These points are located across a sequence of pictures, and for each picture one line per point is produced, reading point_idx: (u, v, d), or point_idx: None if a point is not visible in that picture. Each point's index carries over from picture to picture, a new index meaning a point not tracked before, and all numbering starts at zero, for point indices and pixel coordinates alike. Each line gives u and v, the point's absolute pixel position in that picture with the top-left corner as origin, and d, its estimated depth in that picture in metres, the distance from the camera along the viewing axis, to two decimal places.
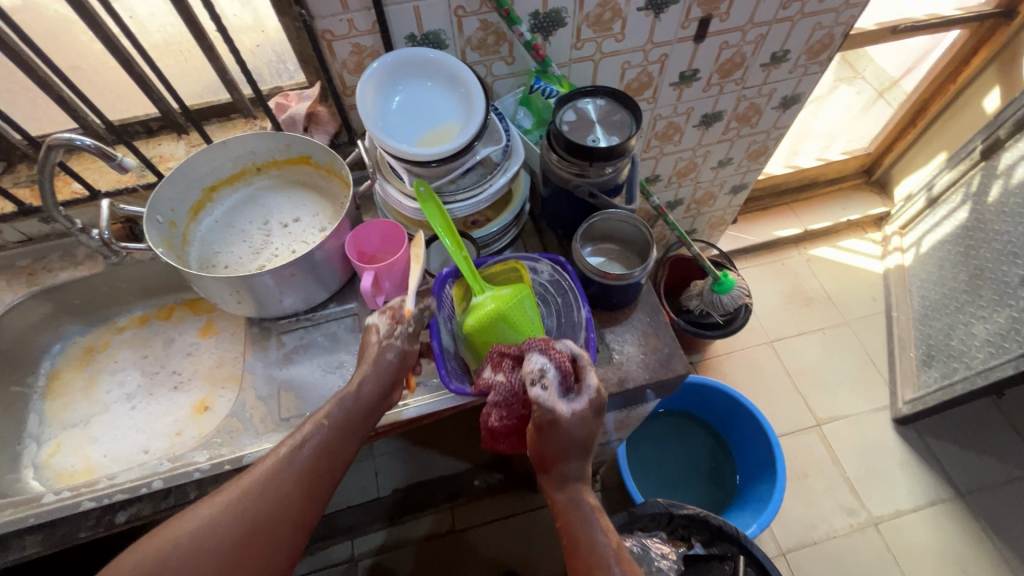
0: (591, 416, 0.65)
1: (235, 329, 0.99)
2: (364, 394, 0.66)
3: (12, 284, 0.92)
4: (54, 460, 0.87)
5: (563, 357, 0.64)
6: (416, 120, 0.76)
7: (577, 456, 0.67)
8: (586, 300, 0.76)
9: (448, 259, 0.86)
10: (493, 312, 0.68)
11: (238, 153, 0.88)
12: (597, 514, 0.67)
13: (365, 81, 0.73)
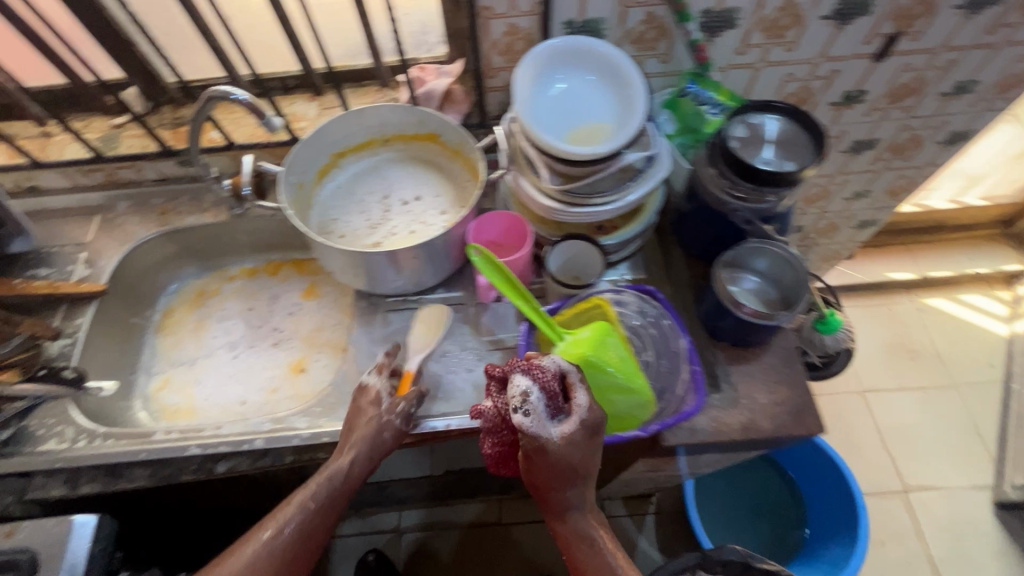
0: (584, 438, 0.60)
1: (337, 296, 0.99)
2: (353, 472, 0.66)
3: (145, 221, 0.95)
4: (160, 395, 0.91)
5: (550, 377, 0.58)
6: (567, 114, 0.71)
7: (574, 488, 0.64)
8: (684, 328, 0.72)
9: (566, 265, 0.79)
10: (578, 358, 0.64)
11: (372, 123, 0.87)
12: (601, 539, 0.66)
13: (528, 66, 0.68)
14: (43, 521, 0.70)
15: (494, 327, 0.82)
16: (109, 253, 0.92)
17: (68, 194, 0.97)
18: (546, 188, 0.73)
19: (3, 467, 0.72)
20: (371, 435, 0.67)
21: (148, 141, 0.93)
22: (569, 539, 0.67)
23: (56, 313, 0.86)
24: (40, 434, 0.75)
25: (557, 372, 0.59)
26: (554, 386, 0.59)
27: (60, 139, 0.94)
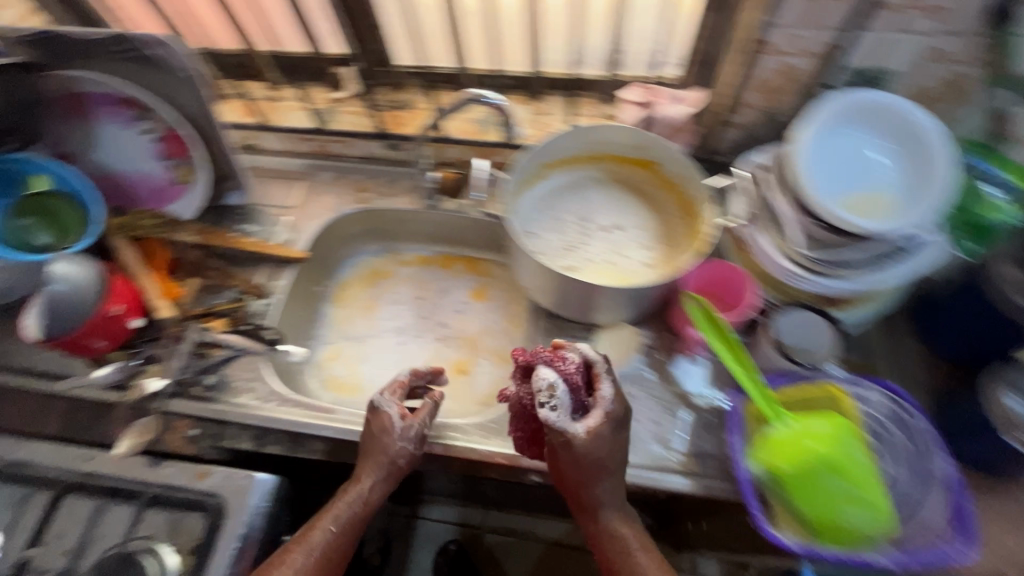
0: (613, 432, 0.64)
1: (506, 303, 0.98)
2: (370, 499, 0.68)
3: (345, 195, 0.98)
4: (330, 366, 0.94)
5: (573, 368, 0.64)
6: (844, 177, 0.66)
7: (604, 483, 0.64)
8: (945, 448, 0.61)
9: (800, 337, 0.68)
10: (813, 460, 0.58)
11: (592, 140, 0.83)
12: (634, 547, 0.64)
13: (812, 117, 0.64)
14: (232, 471, 0.74)
15: (684, 382, 0.76)
16: (310, 222, 0.96)
17: (279, 156, 1.01)
18: (795, 252, 0.67)
19: (205, 411, 0.77)
20: (386, 462, 0.69)
21: (364, 120, 0.96)
22: (603, 539, 0.66)
23: (260, 270, 0.90)
24: (236, 386, 0.79)
25: (580, 364, 0.65)
26: (577, 378, 0.64)
27: (285, 104, 0.99)
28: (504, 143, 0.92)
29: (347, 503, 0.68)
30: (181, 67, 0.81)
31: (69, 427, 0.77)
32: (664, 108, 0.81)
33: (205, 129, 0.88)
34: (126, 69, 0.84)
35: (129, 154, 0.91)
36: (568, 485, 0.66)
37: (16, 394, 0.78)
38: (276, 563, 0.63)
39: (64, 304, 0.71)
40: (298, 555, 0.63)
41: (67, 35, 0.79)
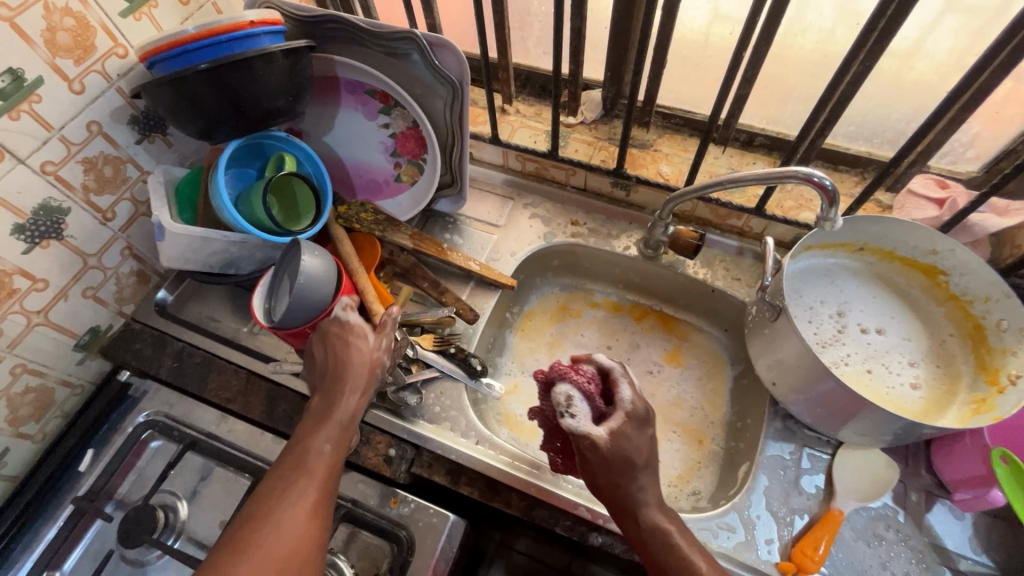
0: (637, 431, 0.57)
1: (704, 376, 0.89)
2: (352, 359, 0.66)
3: (555, 224, 0.93)
4: (508, 401, 0.89)
5: (587, 377, 0.60)
6: None
7: (639, 471, 0.56)
8: None
9: None
10: None
11: (872, 231, 0.73)
12: (678, 537, 0.55)
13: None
14: (425, 504, 0.70)
15: (945, 537, 0.66)
16: (516, 245, 0.92)
17: (492, 169, 0.98)
18: None
19: (405, 432, 0.74)
20: (346, 335, 0.67)
21: (595, 151, 0.90)
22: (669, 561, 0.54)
23: (464, 288, 0.87)
24: (436, 411, 0.77)
25: (592, 377, 0.60)
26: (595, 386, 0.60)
27: (513, 119, 0.95)
28: (753, 209, 0.82)
29: (329, 421, 0.62)
30: (454, 75, 0.78)
31: (270, 414, 0.76)
32: (977, 216, 0.71)
33: (445, 135, 0.86)
34: (382, 61, 0.82)
35: (360, 143, 0.91)
36: (600, 487, 0.57)
37: (222, 364, 0.80)
38: (297, 469, 0.58)
39: (305, 297, 0.71)
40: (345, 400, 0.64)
41: (345, 19, 0.76)
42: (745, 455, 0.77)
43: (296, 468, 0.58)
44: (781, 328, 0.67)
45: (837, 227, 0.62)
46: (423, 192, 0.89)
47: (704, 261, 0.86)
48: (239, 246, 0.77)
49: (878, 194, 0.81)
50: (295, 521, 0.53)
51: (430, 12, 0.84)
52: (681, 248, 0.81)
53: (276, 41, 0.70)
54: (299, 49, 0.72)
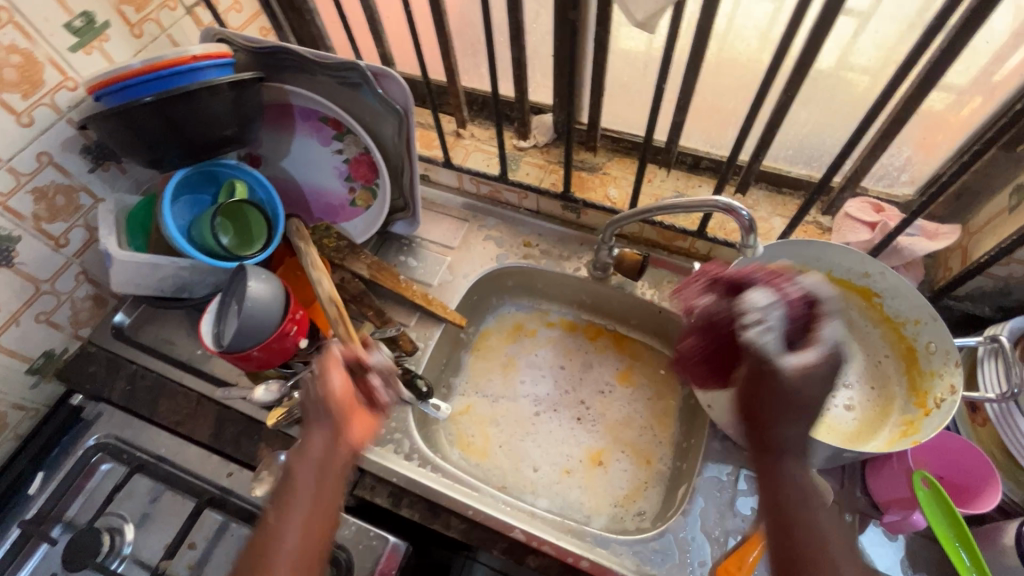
0: (824, 378, 0.55)
1: (655, 395, 0.90)
2: (332, 382, 0.62)
3: (508, 246, 0.94)
4: (460, 420, 0.90)
5: (798, 297, 0.59)
6: None
7: (796, 459, 0.56)
8: None
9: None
10: None
11: (807, 255, 0.73)
12: (817, 507, 0.55)
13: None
14: (366, 526, 0.71)
15: (876, 559, 0.66)
16: (470, 266, 0.93)
17: (449, 192, 1.00)
18: None
19: None
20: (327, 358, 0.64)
21: (545, 175, 0.92)
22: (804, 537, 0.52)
23: (411, 316, 0.89)
24: (379, 433, 0.77)
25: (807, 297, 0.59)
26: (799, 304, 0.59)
27: (468, 143, 0.97)
28: (695, 232, 0.84)
29: (316, 439, 0.58)
30: (400, 104, 0.80)
31: (218, 437, 0.78)
32: (906, 239, 0.72)
33: (396, 161, 0.87)
34: (333, 89, 0.83)
35: (316, 169, 0.92)
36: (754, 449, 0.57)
37: (174, 388, 0.81)
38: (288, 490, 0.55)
39: (251, 322, 0.72)
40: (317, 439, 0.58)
41: (295, 52, 0.78)
42: (686, 475, 0.78)
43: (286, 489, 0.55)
44: (712, 351, 0.68)
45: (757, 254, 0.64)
46: (376, 215, 0.90)
47: (652, 282, 0.88)
48: (190, 271, 0.79)
49: (817, 215, 0.83)
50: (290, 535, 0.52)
51: (380, 41, 0.87)
52: (626, 270, 0.83)
53: (223, 73, 0.72)
54: (246, 81, 0.74)
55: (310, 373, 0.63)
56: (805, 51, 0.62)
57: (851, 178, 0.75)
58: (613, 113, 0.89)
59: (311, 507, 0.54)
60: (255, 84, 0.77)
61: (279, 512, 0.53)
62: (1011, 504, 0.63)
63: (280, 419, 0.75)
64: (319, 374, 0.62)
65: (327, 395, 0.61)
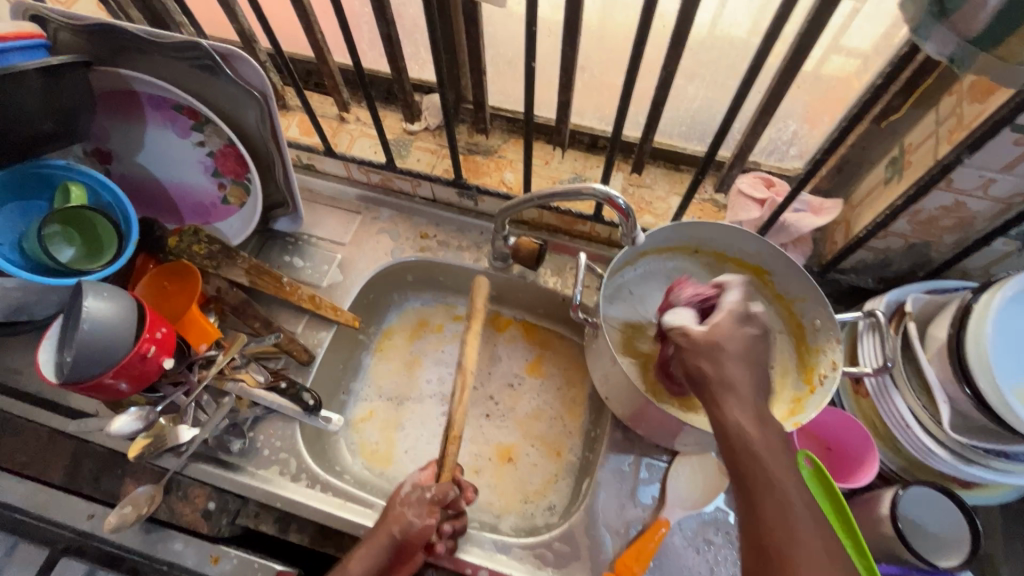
0: (739, 323, 0.52)
1: (565, 383, 0.86)
2: (422, 524, 0.60)
3: (404, 239, 0.88)
4: (361, 427, 0.84)
5: (708, 288, 0.61)
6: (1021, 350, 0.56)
7: (775, 462, 0.44)
8: None
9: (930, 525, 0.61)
10: None
11: (698, 235, 0.72)
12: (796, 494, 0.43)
13: (1012, 285, 0.54)
14: (249, 557, 0.65)
15: None
16: (363, 262, 0.86)
17: (338, 182, 0.92)
18: (936, 427, 0.58)
19: (225, 482, 0.69)
20: (419, 503, 0.61)
21: (438, 160, 0.86)
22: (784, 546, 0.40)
23: (298, 321, 0.82)
24: (264, 454, 0.72)
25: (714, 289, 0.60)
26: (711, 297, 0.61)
27: (353, 128, 0.90)
28: (592, 216, 0.80)
29: (380, 545, 0.59)
30: (256, 86, 0.70)
31: (73, 477, 0.69)
32: (793, 216, 0.71)
33: (265, 151, 0.78)
34: (180, 71, 0.71)
35: (175, 164, 0.81)
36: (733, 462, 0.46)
37: (20, 423, 0.72)
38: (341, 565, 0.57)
39: (92, 347, 0.62)
40: (412, 516, 0.60)
41: (124, 29, 0.65)
42: (592, 466, 0.76)
43: (375, 545, 0.59)
44: (603, 342, 0.66)
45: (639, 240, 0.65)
46: (251, 212, 0.82)
47: (555, 269, 0.83)
48: (21, 291, 0.68)
49: (713, 192, 0.81)
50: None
51: (234, 16, 0.77)
52: (523, 258, 0.78)
53: (31, 56, 0.62)
54: (62, 65, 0.63)
55: (426, 493, 0.62)
56: (678, 23, 0.57)
57: (739, 154, 0.73)
58: (503, 91, 0.83)
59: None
60: (75, 69, 0.66)
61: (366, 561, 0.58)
62: (892, 472, 0.65)
63: (143, 451, 0.67)
64: (423, 501, 0.62)
65: (411, 540, 0.60)
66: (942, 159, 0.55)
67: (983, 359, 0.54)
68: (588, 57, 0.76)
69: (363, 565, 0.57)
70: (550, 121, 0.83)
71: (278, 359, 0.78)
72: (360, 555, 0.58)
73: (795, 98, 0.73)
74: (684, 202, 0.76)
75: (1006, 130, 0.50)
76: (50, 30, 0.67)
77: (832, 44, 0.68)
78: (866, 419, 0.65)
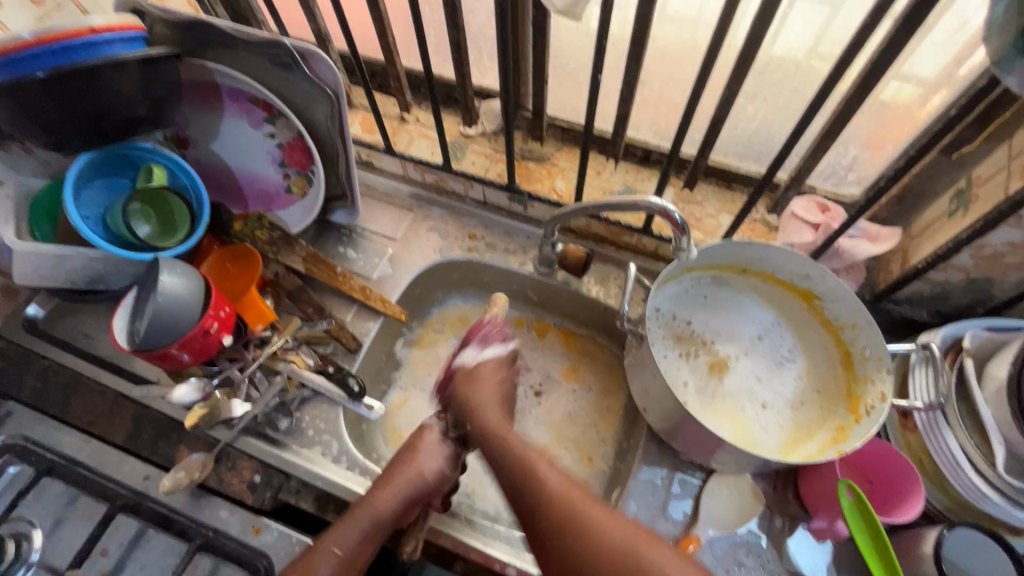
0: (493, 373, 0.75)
1: (601, 392, 0.86)
2: (442, 474, 0.68)
3: (453, 238, 0.90)
4: (398, 418, 0.86)
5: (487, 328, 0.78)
6: None
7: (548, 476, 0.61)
8: None
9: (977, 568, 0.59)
10: None
11: (749, 254, 0.72)
12: (649, 556, 0.53)
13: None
14: (289, 532, 0.68)
15: (804, 562, 0.66)
16: (411, 258, 0.89)
17: (394, 180, 0.95)
18: (990, 470, 0.56)
19: (271, 457, 0.73)
20: (450, 453, 0.71)
21: (492, 164, 0.89)
22: (632, 572, 0.52)
23: (348, 310, 0.85)
24: (309, 435, 0.75)
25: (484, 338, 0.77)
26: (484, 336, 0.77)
27: (412, 129, 0.93)
28: (640, 229, 0.81)
29: (420, 465, 0.67)
30: (330, 85, 0.73)
31: (135, 439, 0.74)
32: (847, 242, 0.71)
33: (331, 145, 0.82)
34: (261, 67, 0.75)
35: (246, 152, 0.86)
36: (519, 509, 0.62)
37: (88, 383, 0.78)
38: (386, 480, 0.65)
39: (162, 320, 0.66)
40: (434, 462, 0.68)
41: (216, 27, 0.70)
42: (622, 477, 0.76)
43: (405, 483, 0.65)
44: (646, 354, 0.67)
45: (691, 256, 0.65)
46: (313, 203, 0.85)
47: (598, 278, 0.84)
48: (102, 262, 0.73)
49: (765, 213, 0.81)
50: (387, 511, 0.63)
51: (313, 18, 0.81)
52: (569, 266, 0.81)
53: (132, 48, 0.65)
54: (158, 58, 0.67)
55: (450, 449, 0.71)
56: (745, 45, 0.58)
57: (796, 176, 0.73)
58: (560, 101, 0.85)
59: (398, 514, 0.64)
60: (167, 60, 0.69)
61: (396, 493, 0.64)
62: (937, 511, 0.63)
63: (198, 421, 0.70)
64: (447, 447, 0.71)
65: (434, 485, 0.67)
66: (1012, 195, 0.54)
67: None
68: (649, 72, 0.78)
69: (393, 494, 0.64)
70: (605, 133, 0.84)
71: (326, 344, 0.82)
72: (392, 489, 0.64)
73: (858, 124, 0.72)
74: (737, 221, 0.76)
75: None
76: (146, 21, 0.70)
77: (904, 71, 0.67)
78: (912, 455, 0.64)
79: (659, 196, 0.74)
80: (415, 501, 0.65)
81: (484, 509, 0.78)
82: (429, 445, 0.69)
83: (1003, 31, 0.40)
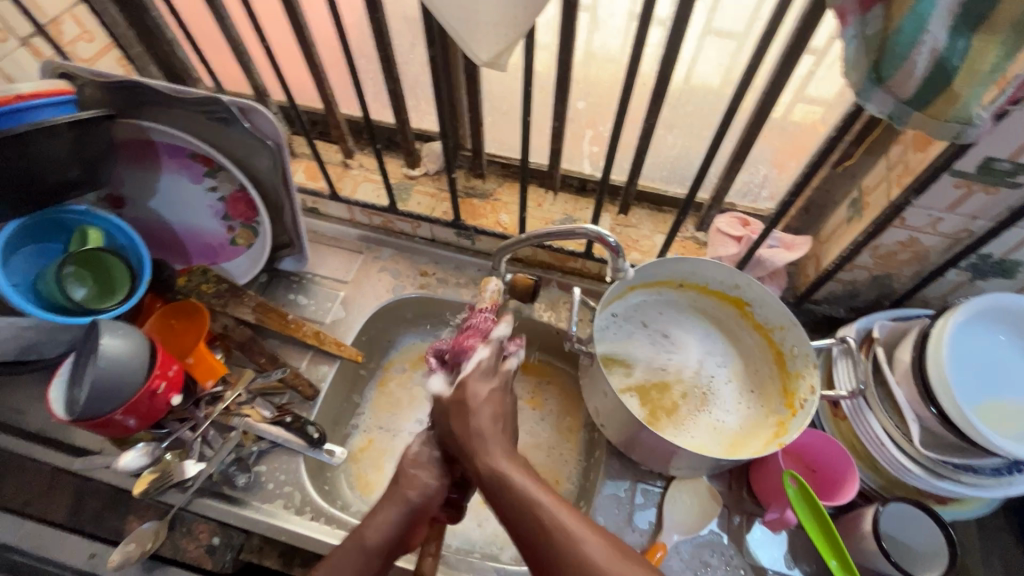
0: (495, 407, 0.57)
1: (562, 414, 0.88)
2: (421, 479, 0.60)
3: (404, 276, 0.92)
4: (362, 462, 0.85)
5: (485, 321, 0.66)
6: (974, 373, 0.61)
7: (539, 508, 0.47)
8: None
9: (907, 535, 0.65)
10: None
11: (683, 270, 0.77)
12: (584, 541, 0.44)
13: (963, 311, 0.60)
14: None
15: (762, 555, 0.70)
16: (365, 299, 0.90)
17: (342, 224, 0.97)
18: (909, 445, 0.62)
19: (231, 518, 0.71)
20: (417, 459, 0.61)
21: (437, 203, 0.92)
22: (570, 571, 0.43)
23: (303, 357, 0.84)
24: (269, 488, 0.73)
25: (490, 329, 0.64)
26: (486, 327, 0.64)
27: (357, 173, 0.95)
28: (583, 254, 0.86)
29: (413, 471, 0.61)
30: (271, 137, 0.74)
31: (76, 515, 0.71)
32: (767, 252, 0.78)
33: (275, 195, 0.82)
34: (199, 124, 0.76)
35: (187, 207, 0.85)
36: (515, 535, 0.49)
37: (24, 462, 0.74)
38: (397, 480, 0.61)
39: (103, 383, 0.63)
40: (427, 479, 0.60)
41: (147, 86, 0.70)
42: (587, 495, 0.79)
43: (400, 484, 0.60)
44: (598, 372, 0.70)
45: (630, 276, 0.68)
46: (259, 252, 0.85)
47: (548, 304, 0.87)
48: (34, 331, 0.70)
49: (694, 231, 0.88)
50: (426, 496, 0.60)
51: (251, 74, 0.83)
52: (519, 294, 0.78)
53: (60, 112, 0.65)
54: (89, 120, 0.67)
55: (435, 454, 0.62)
56: (658, 83, 0.64)
57: (716, 197, 0.80)
58: (498, 140, 0.90)
59: (391, 549, 0.57)
60: (102, 122, 0.69)
61: (384, 526, 0.57)
62: (872, 490, 0.69)
63: (149, 487, 0.67)
64: (432, 460, 0.61)
65: (418, 506, 0.59)
66: (894, 201, 0.62)
67: (942, 385, 0.59)
68: (577, 110, 0.84)
69: (410, 487, 0.60)
70: (542, 167, 0.89)
71: (283, 394, 0.80)
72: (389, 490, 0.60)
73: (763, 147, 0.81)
74: (671, 239, 0.81)
75: (945, 175, 0.57)
76: (76, 85, 0.70)
77: None
78: (844, 439, 0.70)
79: (597, 222, 0.79)
80: (410, 521, 0.59)
81: (456, 545, 0.78)
82: (414, 462, 0.61)
83: (856, 67, 0.46)
